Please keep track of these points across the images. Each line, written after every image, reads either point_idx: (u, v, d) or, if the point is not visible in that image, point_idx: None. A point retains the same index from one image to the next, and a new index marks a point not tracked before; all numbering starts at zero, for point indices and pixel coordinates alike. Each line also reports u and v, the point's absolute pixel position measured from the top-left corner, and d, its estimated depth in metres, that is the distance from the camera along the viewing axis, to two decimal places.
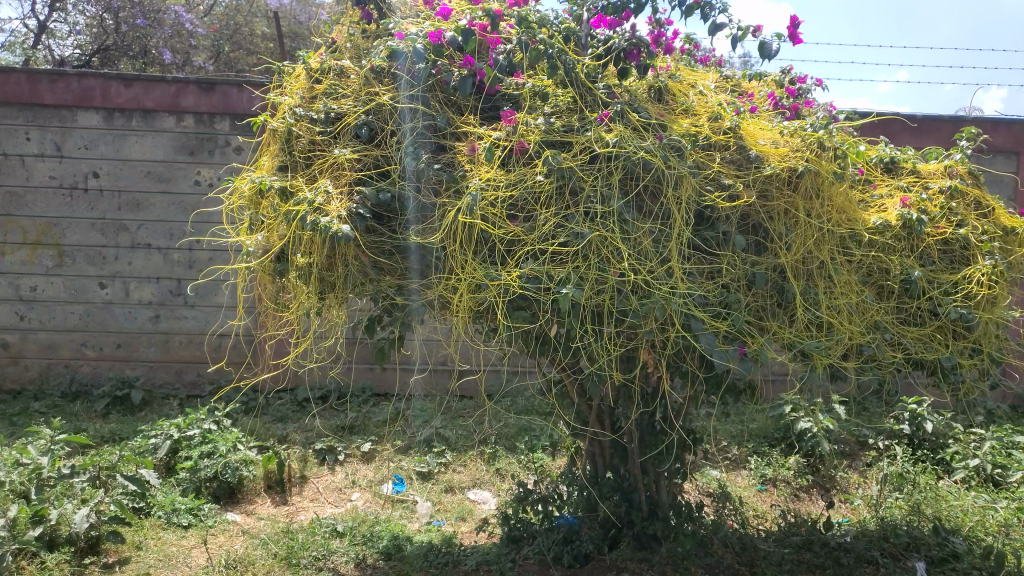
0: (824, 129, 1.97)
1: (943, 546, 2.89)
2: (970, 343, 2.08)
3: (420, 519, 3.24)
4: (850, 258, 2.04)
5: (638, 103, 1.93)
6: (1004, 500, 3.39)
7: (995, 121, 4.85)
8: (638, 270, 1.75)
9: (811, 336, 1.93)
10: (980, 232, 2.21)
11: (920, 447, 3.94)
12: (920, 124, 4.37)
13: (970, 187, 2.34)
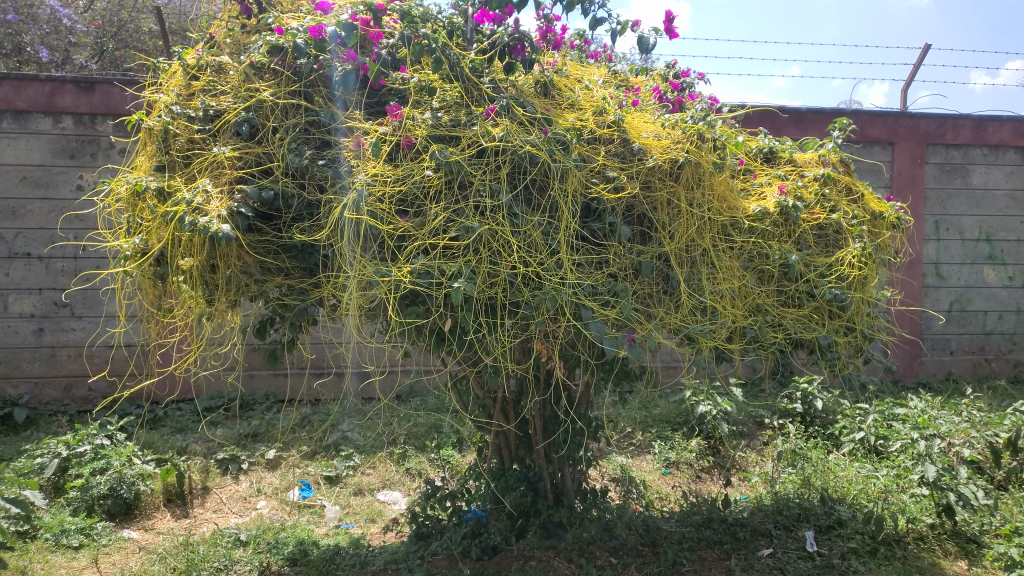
0: (703, 121, 2.08)
1: (829, 514, 3.07)
2: (844, 322, 2.21)
3: (328, 523, 3.19)
4: (731, 244, 2.16)
5: (524, 98, 1.95)
6: (885, 468, 3.62)
7: (871, 113, 5.14)
8: (529, 261, 1.79)
9: (696, 320, 2.02)
10: (850, 217, 2.35)
11: (812, 425, 4.20)
12: (803, 116, 4.62)
13: (842, 175, 2.48)
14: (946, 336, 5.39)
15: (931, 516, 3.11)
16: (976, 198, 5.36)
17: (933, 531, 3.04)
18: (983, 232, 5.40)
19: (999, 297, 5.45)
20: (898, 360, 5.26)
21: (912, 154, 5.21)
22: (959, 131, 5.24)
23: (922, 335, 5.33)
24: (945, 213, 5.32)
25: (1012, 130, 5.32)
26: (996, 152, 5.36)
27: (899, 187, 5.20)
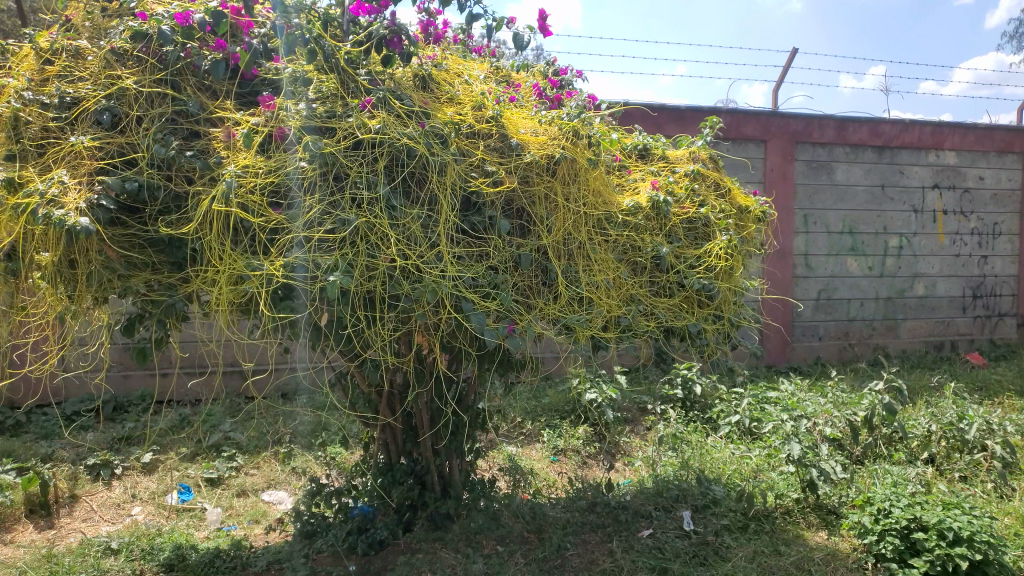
0: (578, 118, 2.17)
1: (705, 494, 3.22)
2: (712, 310, 2.37)
3: (209, 526, 3.09)
4: (607, 237, 2.24)
5: (402, 91, 1.95)
6: (756, 449, 3.84)
7: (746, 112, 5.40)
8: (408, 255, 1.80)
9: (574, 311, 2.09)
10: (718, 211, 2.50)
11: (692, 410, 4.38)
12: (684, 114, 4.81)
13: (710, 170, 2.62)
14: (815, 323, 5.76)
15: (796, 491, 3.33)
16: (840, 193, 5.74)
17: (798, 506, 3.25)
18: (846, 225, 5.79)
19: (861, 286, 5.86)
20: (770, 345, 5.58)
21: (783, 151, 5.52)
22: (824, 130, 5.59)
23: (793, 322, 5.68)
24: (812, 207, 5.68)
25: (870, 130, 5.73)
26: (857, 150, 5.75)
27: (772, 183, 5.51)
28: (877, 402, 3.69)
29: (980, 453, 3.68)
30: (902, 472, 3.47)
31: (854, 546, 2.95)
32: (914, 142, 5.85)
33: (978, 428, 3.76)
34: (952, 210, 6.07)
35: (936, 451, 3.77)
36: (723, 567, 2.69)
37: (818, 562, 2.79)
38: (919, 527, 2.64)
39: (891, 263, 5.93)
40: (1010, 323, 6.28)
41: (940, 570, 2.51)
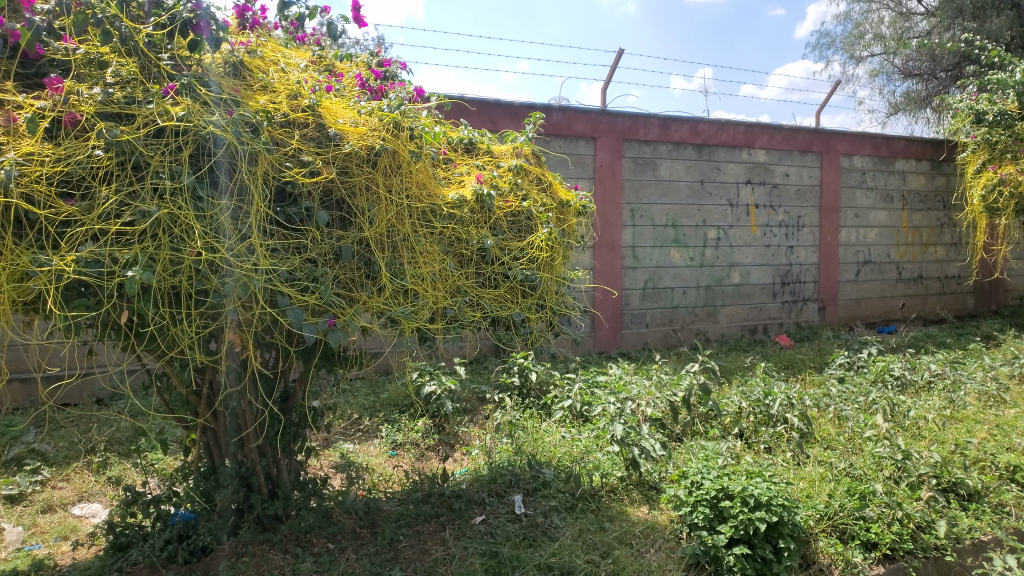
0: (399, 110, 2.16)
1: (535, 478, 3.34)
2: (535, 300, 2.50)
3: (7, 547, 2.82)
4: (433, 229, 2.27)
5: (209, 77, 1.87)
6: (586, 431, 4.01)
7: (576, 110, 5.61)
8: (217, 248, 1.76)
9: (398, 303, 2.11)
10: (540, 205, 2.63)
11: (528, 397, 4.49)
12: (516, 110, 4.96)
13: (532, 166, 2.74)
14: (642, 311, 6.08)
15: (620, 470, 3.52)
16: (663, 188, 6.09)
17: (622, 483, 3.44)
18: (669, 219, 6.15)
19: (683, 275, 6.26)
20: (602, 333, 5.85)
21: (611, 148, 5.79)
22: (649, 128, 5.92)
23: (622, 310, 5.98)
24: (639, 201, 5.99)
25: (690, 129, 6.12)
26: (679, 148, 6.12)
27: (601, 178, 5.76)
28: (693, 382, 3.99)
29: (782, 425, 4.04)
30: (716, 446, 3.74)
31: (671, 517, 3.16)
32: (728, 141, 6.31)
33: (781, 404, 4.12)
34: (762, 204, 6.61)
35: (745, 426, 4.11)
36: (551, 547, 2.79)
37: (638, 536, 2.97)
38: (726, 496, 2.87)
39: (710, 254, 6.37)
40: (813, 308, 6.94)
41: (743, 533, 2.74)
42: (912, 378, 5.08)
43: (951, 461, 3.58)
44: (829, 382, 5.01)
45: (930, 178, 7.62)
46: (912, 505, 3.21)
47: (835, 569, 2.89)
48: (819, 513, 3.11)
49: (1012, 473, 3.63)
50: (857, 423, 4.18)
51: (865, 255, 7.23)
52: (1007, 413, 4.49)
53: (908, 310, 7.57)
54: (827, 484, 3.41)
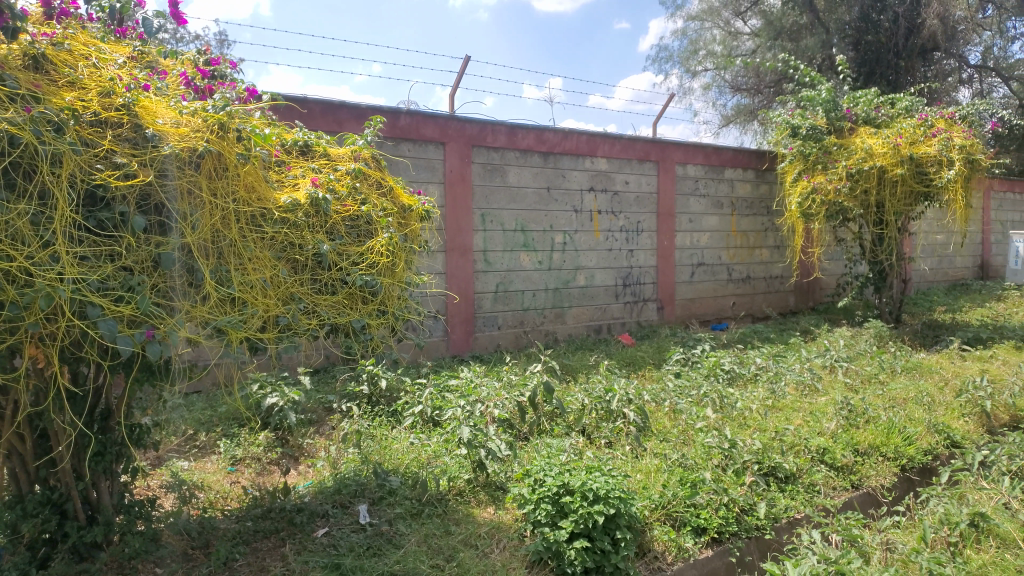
0: (225, 111, 2.08)
1: (382, 486, 3.30)
2: (376, 306, 2.50)
3: None
4: (263, 235, 2.20)
5: (5, 71, 1.76)
6: (436, 436, 4.01)
7: (424, 115, 5.62)
8: (14, 256, 1.65)
9: (225, 313, 2.06)
10: (379, 209, 2.61)
11: (378, 405, 4.42)
12: (361, 112, 4.89)
13: (371, 170, 2.72)
14: (494, 313, 6.16)
15: (467, 472, 3.54)
16: (511, 194, 6.20)
17: (469, 485, 3.46)
18: (518, 224, 6.27)
19: (532, 279, 6.39)
20: (455, 336, 5.88)
21: (460, 153, 5.83)
22: (496, 135, 6.03)
23: (475, 314, 6.03)
24: (489, 206, 6.07)
25: (536, 136, 6.28)
26: (525, 155, 6.26)
27: (451, 183, 5.79)
28: (539, 381, 4.11)
29: (621, 420, 4.22)
30: (559, 443, 3.84)
31: (516, 516, 3.22)
32: (572, 149, 6.53)
33: (619, 399, 4.33)
34: (605, 210, 6.87)
35: (588, 423, 4.25)
36: (395, 555, 2.77)
37: (483, 537, 3.01)
38: (566, 492, 2.95)
39: (557, 258, 6.55)
40: (652, 307, 7.30)
41: (583, 527, 2.83)
42: (739, 371, 5.48)
43: (770, 447, 3.88)
44: (666, 377, 5.31)
45: (755, 186, 8.22)
46: (737, 490, 3.47)
47: (668, 555, 3.05)
48: (654, 503, 3.26)
49: (822, 455, 3.98)
50: (689, 416, 4.44)
51: (698, 258, 7.70)
52: (820, 401, 4.93)
53: (738, 309, 8.12)
54: (661, 475, 3.58)
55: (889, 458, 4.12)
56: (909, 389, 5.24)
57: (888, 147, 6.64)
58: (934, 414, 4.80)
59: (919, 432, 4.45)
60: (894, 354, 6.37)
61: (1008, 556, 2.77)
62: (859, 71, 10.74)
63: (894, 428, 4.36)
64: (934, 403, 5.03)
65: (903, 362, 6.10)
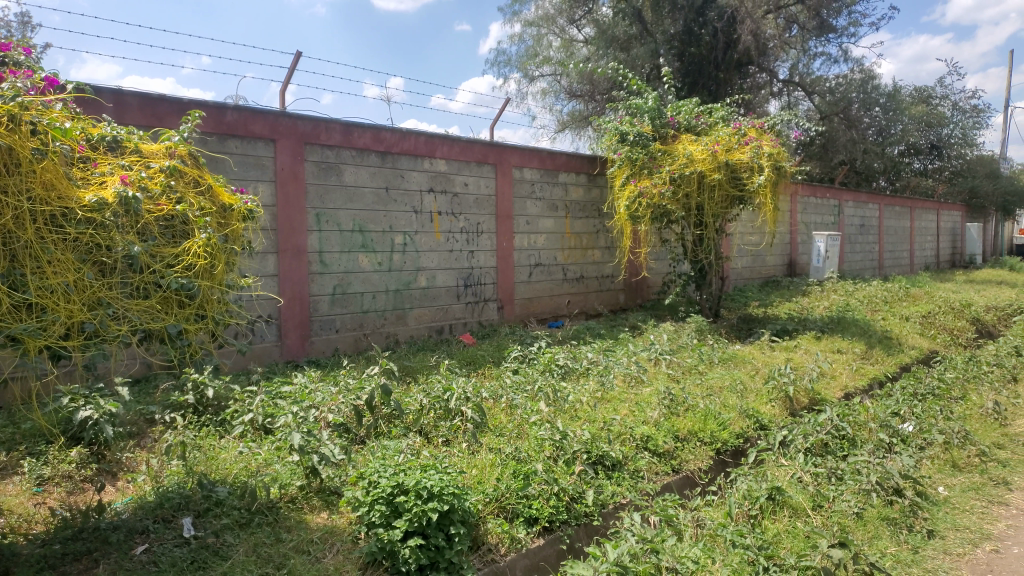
0: (17, 103, 2.05)
1: (207, 497, 3.15)
2: (193, 310, 2.45)
3: None
4: (65, 235, 2.14)
5: None
6: (267, 444, 3.88)
7: (252, 111, 5.44)
8: None
9: (19, 319, 2.03)
10: (197, 209, 2.54)
11: (205, 415, 4.20)
12: (184, 105, 4.66)
13: (188, 167, 2.62)
14: (331, 317, 6.05)
15: (300, 478, 3.46)
16: (348, 194, 6.12)
17: (301, 492, 3.39)
18: (355, 224, 6.19)
19: (371, 280, 6.33)
20: (289, 341, 5.73)
21: (291, 151, 5.69)
22: (330, 133, 5.93)
23: (311, 317, 5.89)
24: (324, 206, 5.95)
25: (372, 136, 6.24)
26: (361, 154, 6.20)
27: (283, 182, 5.63)
28: (374, 385, 4.09)
29: (458, 418, 4.29)
30: (395, 444, 3.82)
31: (350, 519, 3.20)
32: (410, 150, 6.53)
33: (457, 398, 4.38)
34: (444, 211, 6.92)
35: (425, 422, 4.28)
36: (222, 568, 2.68)
37: (316, 542, 2.97)
38: (401, 491, 2.94)
39: (397, 259, 6.53)
40: (492, 307, 7.44)
41: (417, 525, 2.84)
42: (573, 365, 5.71)
43: (598, 437, 4.09)
44: (504, 374, 5.43)
45: (587, 190, 8.58)
46: (567, 479, 3.63)
47: (502, 547, 3.14)
48: (488, 497, 3.34)
49: (646, 443, 4.23)
50: (525, 410, 4.58)
51: (536, 259, 7.93)
52: (644, 391, 5.24)
53: (573, 306, 8.44)
54: (496, 469, 3.67)
55: (705, 442, 4.45)
56: (724, 378, 5.69)
57: (707, 153, 7.17)
58: (745, 400, 5.24)
59: (732, 417, 4.84)
60: (712, 346, 6.88)
61: (797, 525, 3.14)
62: (683, 81, 11.55)
63: (710, 415, 4.72)
64: (746, 390, 5.48)
65: (719, 353, 6.59)
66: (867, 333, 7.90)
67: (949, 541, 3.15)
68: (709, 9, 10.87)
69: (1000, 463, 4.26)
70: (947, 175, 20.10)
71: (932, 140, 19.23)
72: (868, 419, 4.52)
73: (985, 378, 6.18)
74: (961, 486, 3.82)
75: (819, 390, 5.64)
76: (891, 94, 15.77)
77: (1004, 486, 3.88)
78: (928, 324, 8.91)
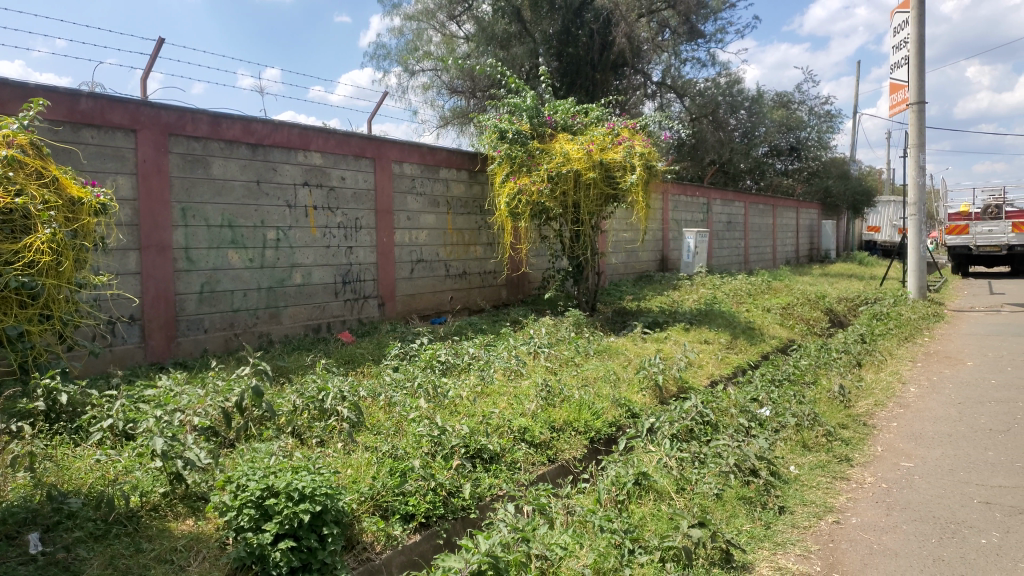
0: None
1: (58, 510, 2.95)
2: (37, 310, 2.37)
3: None
4: None
5: None
6: (128, 451, 3.67)
7: (110, 99, 5.14)
8: None
9: None
10: (40, 202, 2.41)
11: (57, 421, 3.89)
12: (29, 91, 4.34)
13: (31, 157, 2.46)
14: (199, 316, 5.79)
15: (163, 485, 3.30)
16: (217, 187, 5.87)
17: (165, 499, 3.24)
18: (225, 219, 5.96)
19: (243, 277, 6.11)
20: (153, 342, 5.45)
21: (154, 142, 5.41)
22: (197, 124, 5.68)
23: (176, 317, 5.62)
24: (190, 200, 5.69)
25: (242, 128, 6.03)
26: (231, 146, 5.97)
27: (145, 174, 5.35)
28: (245, 387, 3.94)
29: (334, 418, 4.20)
30: (267, 446, 3.71)
31: (217, 525, 3.09)
32: (283, 143, 6.34)
33: (333, 398, 4.29)
34: (321, 206, 6.76)
35: (299, 423, 4.17)
36: None
37: (179, 550, 2.85)
38: (271, 494, 2.86)
39: (270, 255, 6.33)
40: (372, 304, 7.34)
41: (288, 528, 2.78)
42: (454, 361, 5.72)
43: (476, 431, 4.13)
44: (383, 372, 5.37)
45: (468, 186, 8.59)
46: (444, 474, 3.64)
47: (377, 545, 3.11)
48: (364, 495, 3.30)
49: (523, 434, 4.30)
50: (403, 407, 4.54)
51: (417, 255, 7.89)
52: (523, 384, 5.32)
53: (455, 303, 8.45)
54: (372, 467, 3.63)
55: (580, 432, 4.57)
56: (598, 369, 5.86)
57: (582, 153, 7.34)
58: (618, 390, 5.43)
59: (605, 406, 5.00)
60: (589, 339, 7.08)
61: (661, 507, 3.30)
62: (562, 81, 11.79)
63: (585, 405, 4.86)
64: (618, 379, 5.68)
65: (595, 346, 6.78)
66: (731, 324, 8.34)
67: (798, 515, 3.39)
68: (586, 11, 11.20)
69: (843, 441, 4.62)
70: (804, 175, 21.49)
71: (791, 142, 20.50)
72: (729, 405, 4.79)
73: (833, 364, 6.67)
74: (810, 464, 4.12)
75: (686, 379, 5.92)
76: (755, 98, 16.69)
77: (846, 462, 4.22)
78: (787, 314, 9.50)
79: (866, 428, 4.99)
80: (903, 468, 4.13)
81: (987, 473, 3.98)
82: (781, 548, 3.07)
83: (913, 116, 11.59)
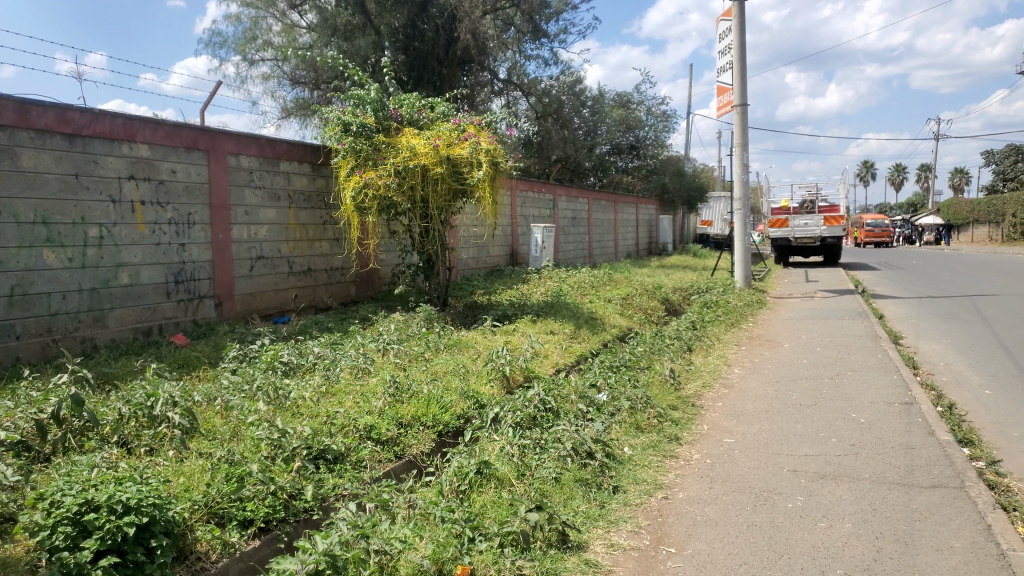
0: None
1: None
2: None
3: None
4: None
5: None
6: None
7: None
8: None
9: None
10: None
11: None
12: None
13: None
14: (9, 321, 5.29)
15: None
16: (26, 180, 5.38)
17: None
18: (38, 215, 5.47)
19: (61, 278, 5.63)
20: None
21: None
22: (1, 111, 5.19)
23: None
24: None
25: (56, 116, 5.56)
26: (43, 136, 5.49)
27: None
28: (62, 395, 3.65)
29: (164, 425, 3.96)
30: (88, 459, 3.45)
31: (28, 547, 2.84)
32: (104, 133, 5.91)
33: (163, 404, 4.03)
34: (148, 201, 6.36)
35: (126, 433, 3.90)
36: None
37: None
38: (90, 508, 2.67)
39: (92, 254, 5.87)
40: (208, 303, 6.98)
41: (111, 543, 2.60)
42: (298, 362, 5.56)
43: (320, 431, 4.04)
44: (220, 375, 5.13)
45: (311, 179, 8.34)
46: (284, 476, 3.54)
47: (212, 554, 2.98)
48: (197, 504, 3.15)
49: (369, 432, 4.26)
50: (241, 411, 4.36)
51: (257, 251, 7.58)
52: (370, 382, 5.26)
53: (299, 301, 8.20)
54: (206, 474, 3.47)
55: (428, 426, 4.57)
56: (447, 363, 5.90)
57: (429, 148, 7.33)
58: (466, 382, 5.49)
59: (453, 399, 5.03)
60: (438, 333, 7.10)
61: (501, 494, 3.38)
62: (409, 75, 11.74)
63: (433, 399, 4.88)
64: (466, 372, 5.75)
65: (444, 340, 6.81)
66: (575, 315, 8.63)
67: (631, 494, 3.58)
68: (431, 6, 11.20)
69: (674, 421, 4.91)
70: (643, 172, 22.59)
71: (631, 140, 21.48)
72: (570, 392, 4.97)
73: (667, 350, 7.08)
74: (643, 444, 4.35)
75: (532, 369, 6.08)
76: (596, 97, 17.35)
77: (676, 441, 4.50)
78: (627, 304, 9.96)
79: (694, 408, 5.33)
80: (726, 444, 4.46)
81: (797, 443, 4.38)
82: (614, 526, 3.23)
83: (737, 117, 12.46)
